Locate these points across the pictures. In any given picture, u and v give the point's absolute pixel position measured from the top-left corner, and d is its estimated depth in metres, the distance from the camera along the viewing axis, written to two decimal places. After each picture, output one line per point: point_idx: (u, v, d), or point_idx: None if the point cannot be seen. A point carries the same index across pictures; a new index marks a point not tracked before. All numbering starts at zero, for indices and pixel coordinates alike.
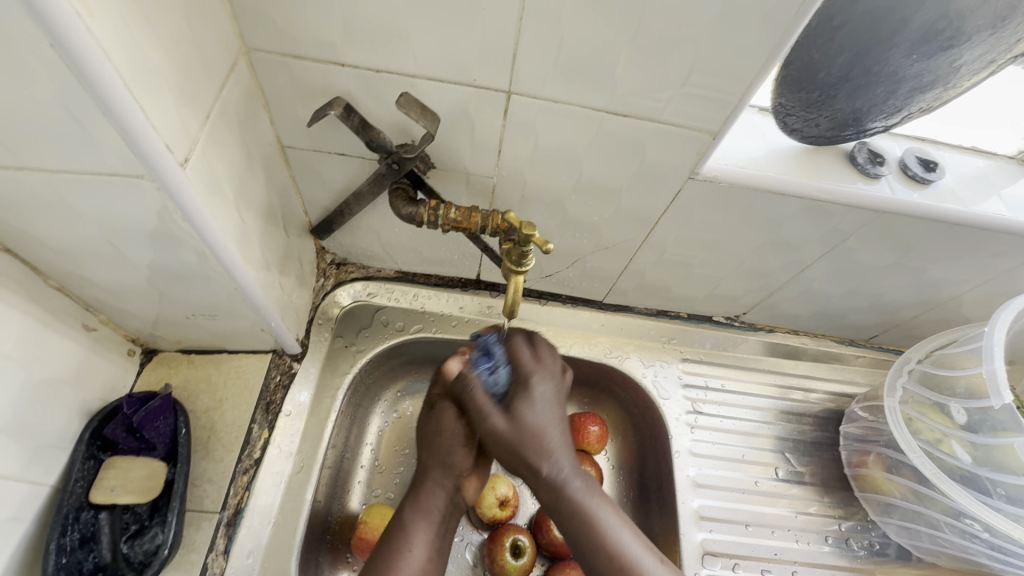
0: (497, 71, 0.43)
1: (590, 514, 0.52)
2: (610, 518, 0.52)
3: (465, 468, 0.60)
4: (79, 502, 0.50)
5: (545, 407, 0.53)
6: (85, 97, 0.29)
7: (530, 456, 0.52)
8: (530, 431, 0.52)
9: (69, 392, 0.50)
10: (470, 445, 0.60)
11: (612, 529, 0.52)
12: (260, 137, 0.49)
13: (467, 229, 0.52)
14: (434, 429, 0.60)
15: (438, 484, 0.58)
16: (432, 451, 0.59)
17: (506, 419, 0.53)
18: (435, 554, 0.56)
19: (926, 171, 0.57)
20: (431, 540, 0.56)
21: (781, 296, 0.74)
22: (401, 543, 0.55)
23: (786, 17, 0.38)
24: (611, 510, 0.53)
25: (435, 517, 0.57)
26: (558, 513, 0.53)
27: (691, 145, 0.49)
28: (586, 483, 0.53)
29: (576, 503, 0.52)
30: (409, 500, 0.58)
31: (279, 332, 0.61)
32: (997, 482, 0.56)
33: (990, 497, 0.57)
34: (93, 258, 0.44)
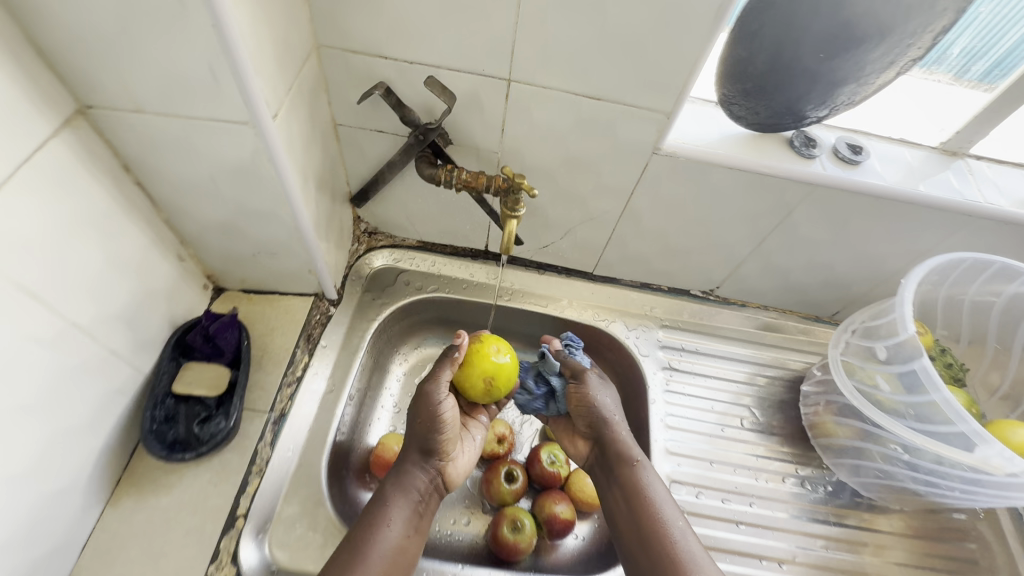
0: (500, 63, 0.58)
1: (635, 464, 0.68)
2: (648, 472, 0.67)
3: (444, 456, 0.70)
4: (165, 388, 0.64)
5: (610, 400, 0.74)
6: (223, 61, 0.44)
7: (591, 417, 0.73)
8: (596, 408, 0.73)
9: (163, 305, 0.65)
10: (451, 427, 0.70)
11: (650, 481, 0.66)
12: (321, 114, 0.65)
13: (475, 188, 0.66)
14: (425, 415, 0.69)
15: (417, 466, 0.68)
16: (415, 435, 0.69)
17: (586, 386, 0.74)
18: (411, 531, 0.63)
19: (853, 154, 0.69)
20: (408, 518, 0.63)
21: (746, 270, 0.85)
22: (380, 519, 0.62)
23: (710, 23, 0.52)
24: (648, 467, 0.69)
25: (414, 495, 0.65)
26: (615, 462, 0.69)
27: (653, 124, 0.62)
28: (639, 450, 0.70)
29: (624, 451, 0.70)
30: (390, 480, 0.67)
31: (322, 275, 0.75)
32: (909, 404, 0.62)
33: (905, 417, 0.63)
34: (197, 194, 0.59)
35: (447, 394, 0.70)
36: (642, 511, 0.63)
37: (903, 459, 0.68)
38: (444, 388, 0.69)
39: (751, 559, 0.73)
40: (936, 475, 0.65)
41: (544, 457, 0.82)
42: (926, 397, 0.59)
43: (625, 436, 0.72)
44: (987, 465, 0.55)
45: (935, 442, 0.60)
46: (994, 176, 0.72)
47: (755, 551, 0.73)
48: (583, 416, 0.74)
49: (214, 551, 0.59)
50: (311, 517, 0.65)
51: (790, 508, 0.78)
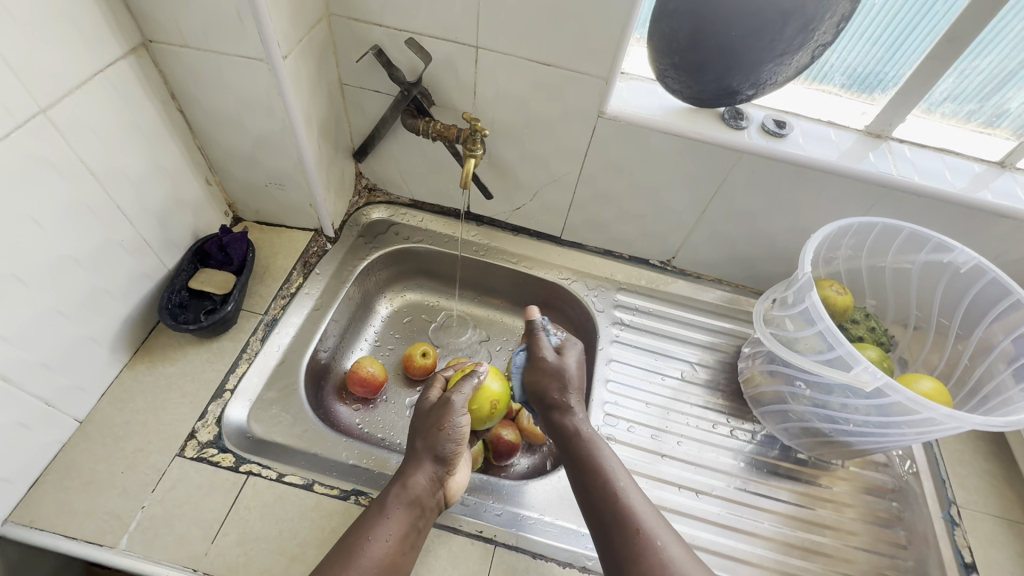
0: (468, 32, 0.72)
1: (594, 441, 0.71)
2: (610, 455, 0.70)
3: (452, 466, 0.69)
4: (182, 282, 0.79)
5: (573, 363, 0.79)
6: (246, 7, 0.59)
7: (558, 393, 0.76)
8: (566, 367, 0.78)
9: (190, 216, 0.80)
10: (462, 442, 0.70)
11: (615, 468, 0.68)
12: (329, 73, 0.80)
13: (447, 138, 0.79)
14: (435, 424, 0.69)
15: (423, 473, 0.67)
16: (428, 441, 0.69)
17: (551, 354, 0.79)
18: (405, 545, 0.62)
19: (778, 129, 0.79)
20: (404, 530, 0.62)
21: (696, 239, 0.94)
22: (373, 530, 0.61)
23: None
24: (612, 452, 0.71)
25: (414, 506, 0.64)
26: (574, 438, 0.72)
27: (596, 90, 0.75)
28: (600, 436, 0.72)
29: (587, 436, 0.72)
30: (394, 488, 0.66)
31: (321, 212, 0.89)
32: (804, 338, 0.70)
33: (801, 352, 0.71)
34: (224, 124, 0.75)
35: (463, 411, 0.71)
36: (607, 501, 0.64)
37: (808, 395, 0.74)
38: (462, 404, 0.71)
39: (673, 488, 0.80)
40: (836, 405, 0.70)
41: None
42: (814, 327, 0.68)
43: (582, 418, 0.74)
44: (857, 382, 0.63)
45: (821, 365, 0.68)
46: (913, 157, 0.80)
47: (679, 481, 0.80)
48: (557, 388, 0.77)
49: (203, 412, 0.72)
50: (284, 402, 0.76)
51: (718, 451, 0.84)
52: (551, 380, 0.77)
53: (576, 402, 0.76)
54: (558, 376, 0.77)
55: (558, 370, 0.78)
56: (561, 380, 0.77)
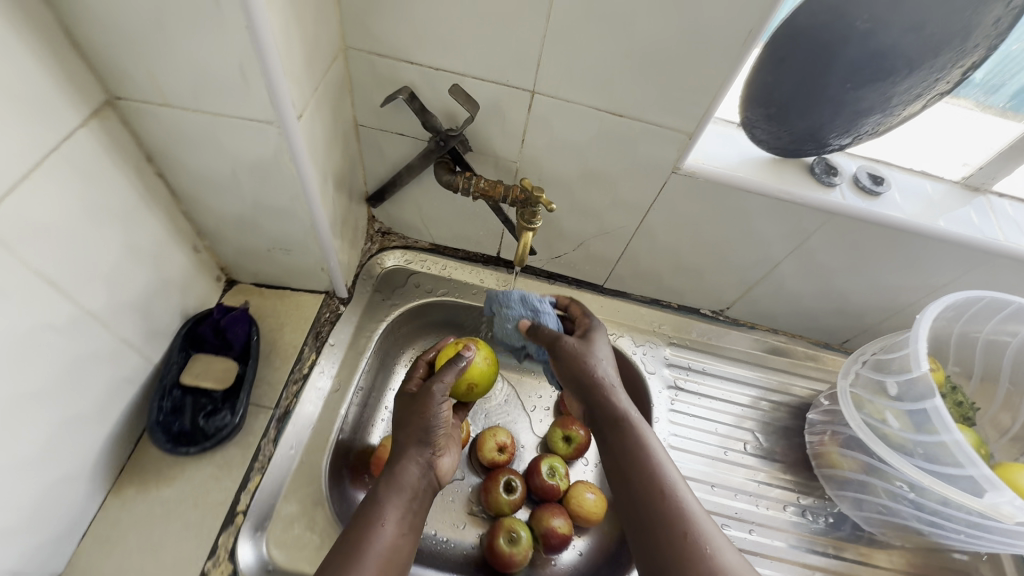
0: (526, 75, 0.58)
1: (637, 430, 0.62)
2: (653, 441, 0.61)
3: (439, 446, 0.65)
4: (172, 380, 0.64)
5: (603, 349, 0.70)
6: (254, 62, 0.45)
7: (586, 380, 0.66)
8: (586, 357, 0.68)
9: (175, 296, 0.66)
10: (446, 427, 0.66)
11: (659, 457, 0.59)
12: (343, 114, 0.65)
13: (492, 197, 0.66)
14: (417, 412, 0.64)
15: (413, 459, 0.62)
16: (407, 428, 0.64)
17: (575, 341, 0.69)
18: (408, 529, 0.58)
19: (874, 184, 0.69)
20: (402, 517, 0.58)
21: (758, 292, 0.85)
22: (375, 516, 0.57)
23: (738, 48, 0.51)
24: (655, 438, 0.62)
25: (409, 492, 0.59)
26: (611, 425, 0.63)
27: (677, 145, 0.62)
28: (643, 420, 0.63)
29: (628, 423, 0.62)
30: (383, 480, 0.61)
31: (335, 274, 0.75)
32: (919, 443, 0.62)
33: (913, 456, 0.63)
34: (216, 189, 0.60)
35: (445, 401, 0.66)
36: (647, 500, 0.56)
37: (909, 496, 0.68)
38: (443, 395, 0.65)
39: None
40: (939, 511, 0.65)
41: (544, 469, 0.82)
42: (939, 438, 0.60)
43: (623, 401, 0.65)
44: (997, 512, 0.57)
45: (940, 484, 0.61)
46: (1015, 215, 0.71)
47: None
48: (577, 379, 0.67)
49: (212, 547, 0.60)
50: (310, 517, 0.64)
51: (790, 538, 0.77)
52: (580, 363, 0.67)
53: (613, 383, 0.66)
54: (581, 364, 0.67)
55: (583, 356, 0.68)
56: (589, 365, 0.67)
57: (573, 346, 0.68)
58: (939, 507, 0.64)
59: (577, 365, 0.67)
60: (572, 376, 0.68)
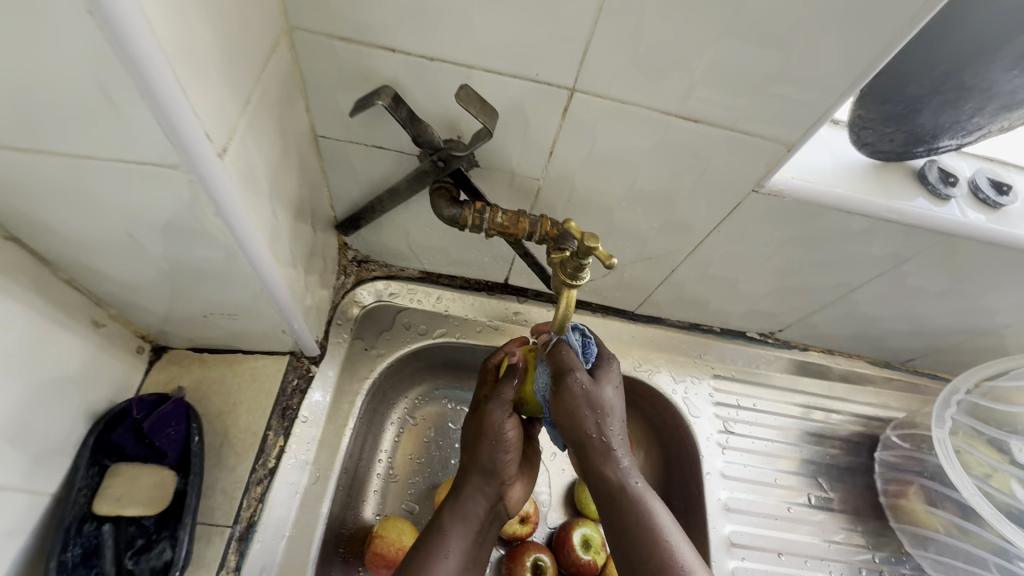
0: (563, 67, 0.40)
1: (644, 506, 0.49)
2: (665, 518, 0.48)
3: (510, 475, 0.56)
4: (81, 513, 0.46)
5: (613, 391, 0.52)
6: (121, 72, 0.26)
7: (588, 443, 0.50)
8: (598, 403, 0.51)
9: (74, 393, 0.47)
10: (514, 452, 0.56)
11: (667, 531, 0.47)
12: (296, 125, 0.45)
13: (513, 235, 0.49)
14: (483, 434, 0.55)
15: (478, 490, 0.54)
16: (473, 453, 0.55)
17: (510, 421, 0.55)
18: (470, 563, 0.52)
19: (998, 195, 0.54)
20: (467, 549, 0.52)
21: (822, 316, 0.70)
22: (437, 547, 0.51)
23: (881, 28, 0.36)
24: (666, 512, 0.49)
25: (473, 524, 0.53)
26: (607, 500, 0.50)
27: (764, 157, 0.46)
28: (650, 491, 0.50)
29: (631, 495, 0.49)
30: (446, 505, 0.54)
31: (300, 334, 0.57)
32: None
33: None
34: (112, 250, 0.41)
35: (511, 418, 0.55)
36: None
37: None
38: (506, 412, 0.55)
39: None
40: None
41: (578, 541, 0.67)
42: None
43: (624, 465, 0.51)
44: None
45: None
46: None
47: None
48: (578, 436, 0.50)
49: None
50: None
51: None
52: (583, 417, 0.50)
53: (614, 437, 0.51)
54: (592, 412, 0.50)
55: (590, 402, 0.51)
56: (593, 416, 0.50)
57: (592, 383, 0.51)
58: None
59: (580, 418, 0.50)
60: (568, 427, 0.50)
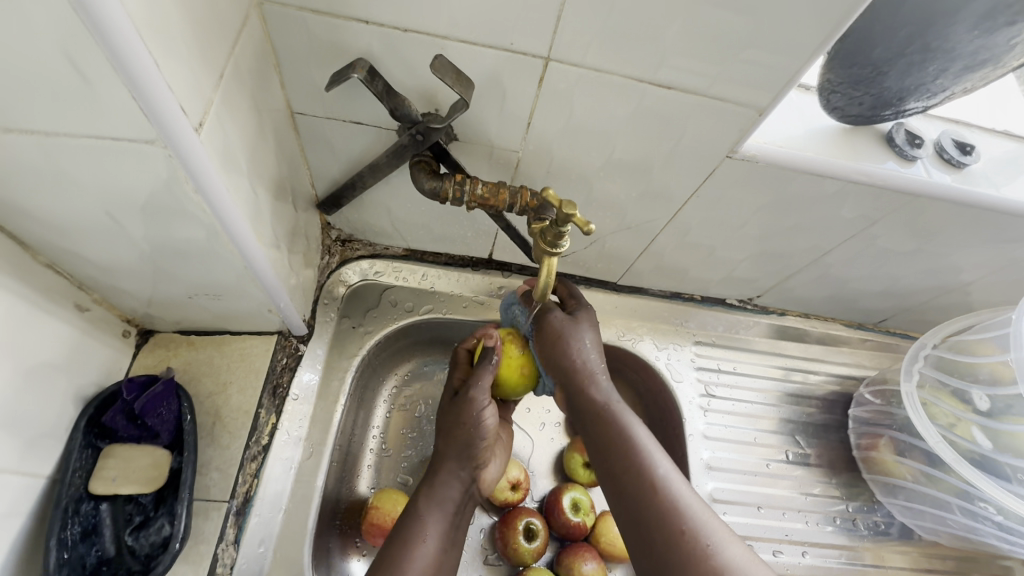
0: (536, 36, 0.41)
1: (623, 422, 0.53)
2: (643, 433, 0.52)
3: (482, 458, 0.59)
4: (78, 494, 0.47)
5: (589, 336, 0.58)
6: (90, 42, 0.26)
7: (569, 365, 0.55)
8: (560, 333, 0.57)
9: (62, 378, 0.47)
10: (489, 438, 0.59)
11: (644, 442, 0.51)
12: (271, 101, 0.45)
13: (494, 207, 0.50)
14: (459, 420, 0.58)
15: (454, 474, 0.57)
16: (449, 437, 0.58)
17: (562, 314, 0.58)
18: (448, 545, 0.54)
19: (962, 154, 0.56)
20: (445, 530, 0.54)
21: (797, 281, 0.72)
22: (415, 533, 0.52)
23: None
24: (645, 429, 0.53)
25: (449, 507, 0.55)
26: (594, 419, 0.54)
27: (737, 122, 0.47)
28: (625, 405, 0.54)
29: (609, 411, 0.54)
30: (422, 489, 0.56)
31: (287, 313, 0.57)
32: (1018, 468, 0.58)
33: (1010, 482, 0.59)
34: (91, 231, 0.41)
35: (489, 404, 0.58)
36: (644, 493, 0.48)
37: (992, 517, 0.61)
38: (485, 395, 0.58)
39: None
40: None
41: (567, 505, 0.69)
42: None
43: (605, 386, 0.56)
44: None
45: None
46: None
47: None
48: (561, 370, 0.56)
49: None
50: None
51: (840, 553, 0.71)
52: (565, 346, 0.56)
53: (596, 365, 0.56)
54: (560, 341, 0.56)
55: (568, 334, 0.57)
56: (570, 343, 0.56)
57: (553, 329, 0.57)
58: None
59: (562, 346, 0.56)
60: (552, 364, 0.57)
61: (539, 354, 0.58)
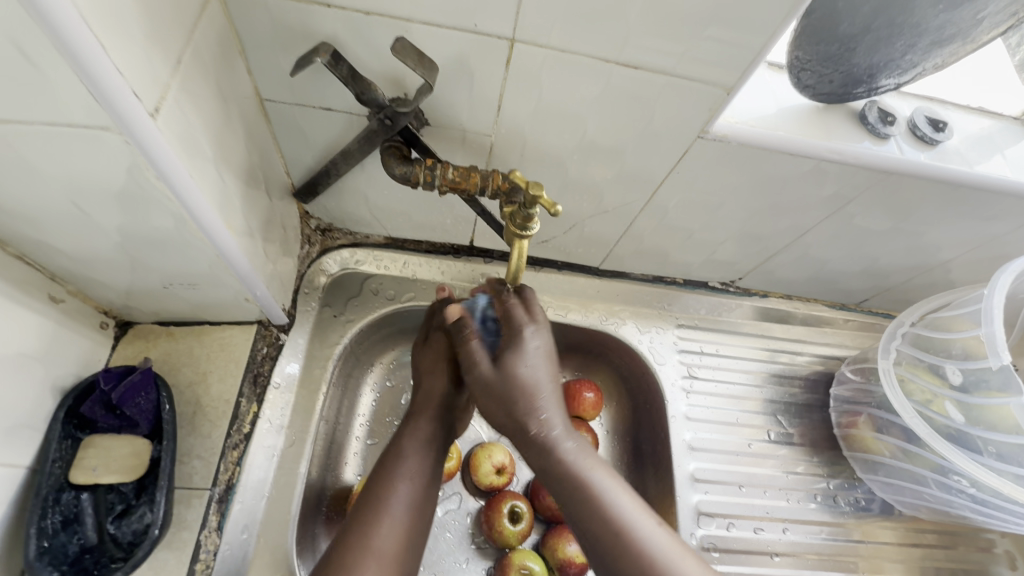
0: (500, 17, 0.41)
1: (585, 477, 0.48)
2: (603, 481, 0.48)
3: (459, 403, 0.61)
4: (58, 483, 0.48)
5: (535, 365, 0.52)
6: (33, 27, 0.26)
7: (517, 409, 0.50)
8: (518, 380, 0.50)
9: (39, 369, 0.47)
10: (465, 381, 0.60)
11: (606, 491, 0.47)
12: (238, 87, 0.45)
13: (465, 190, 0.49)
14: (435, 370, 0.57)
15: (434, 415, 0.58)
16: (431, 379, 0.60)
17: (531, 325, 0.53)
18: (430, 486, 0.54)
19: (934, 131, 0.56)
20: (427, 470, 0.55)
21: (778, 262, 0.73)
22: (399, 466, 0.53)
23: None
24: (604, 472, 0.49)
25: (429, 450, 0.56)
26: (552, 477, 0.49)
27: (706, 102, 0.47)
28: (585, 452, 0.50)
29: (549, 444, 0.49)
30: (403, 432, 0.57)
31: (265, 302, 0.58)
32: (989, 440, 0.60)
33: (981, 454, 0.60)
34: (57, 221, 0.41)
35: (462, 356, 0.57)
36: (617, 550, 0.44)
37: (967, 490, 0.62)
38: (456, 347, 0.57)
39: None
40: (1001, 506, 0.60)
41: None
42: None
43: (557, 433, 0.50)
44: None
45: (1019, 488, 0.57)
46: None
47: None
48: (506, 405, 0.50)
49: None
50: None
51: (821, 529, 0.72)
52: (506, 387, 0.50)
53: (545, 408, 0.50)
54: (515, 368, 0.51)
55: (511, 383, 0.50)
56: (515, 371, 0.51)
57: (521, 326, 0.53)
58: (1005, 503, 0.59)
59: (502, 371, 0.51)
60: (488, 382, 0.52)
61: (482, 412, 0.52)
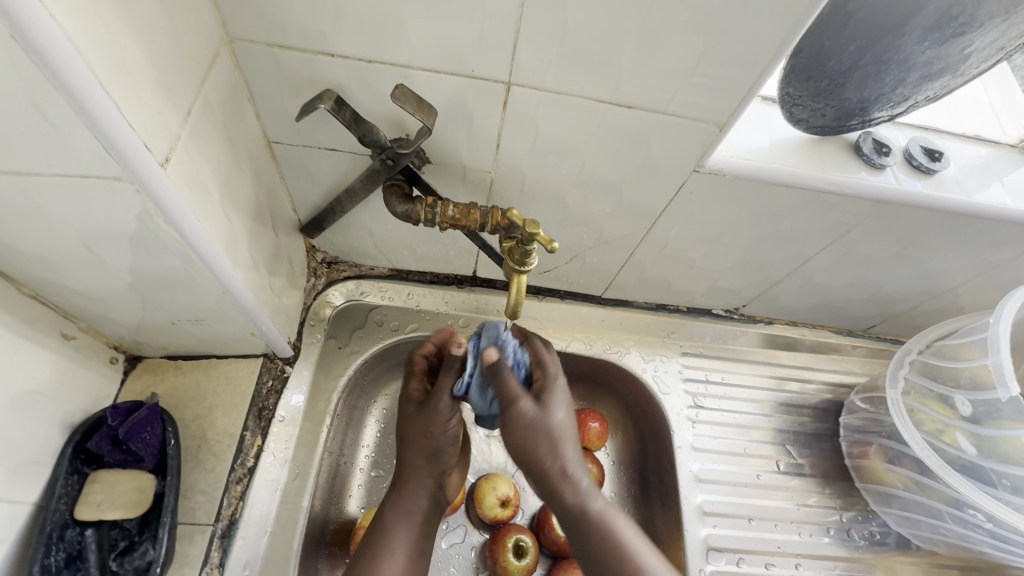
0: (495, 62, 0.42)
1: (609, 527, 0.47)
2: (630, 533, 0.48)
3: (449, 464, 0.56)
4: (63, 520, 0.48)
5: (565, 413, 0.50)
6: (53, 91, 0.28)
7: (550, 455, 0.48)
8: (552, 425, 0.48)
9: (48, 405, 0.48)
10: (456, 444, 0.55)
11: (634, 546, 0.47)
12: (246, 132, 0.47)
13: (466, 227, 0.51)
14: (423, 431, 0.53)
15: (423, 484, 0.55)
16: (416, 449, 0.54)
17: (534, 410, 0.48)
18: (418, 554, 0.54)
19: (931, 161, 0.56)
20: (412, 542, 0.54)
21: (781, 289, 0.72)
22: (383, 547, 0.52)
23: (793, 10, 0.38)
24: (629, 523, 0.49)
25: (417, 518, 0.54)
26: (576, 523, 0.48)
27: (699, 137, 0.48)
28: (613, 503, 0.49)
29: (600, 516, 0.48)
30: (392, 497, 0.55)
31: (270, 336, 0.58)
32: (1002, 473, 0.58)
33: (995, 487, 0.59)
34: (68, 262, 0.42)
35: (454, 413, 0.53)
36: None
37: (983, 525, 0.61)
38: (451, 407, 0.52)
39: None
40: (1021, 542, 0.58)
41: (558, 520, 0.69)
42: None
43: (584, 485, 0.48)
44: None
45: None
46: None
47: None
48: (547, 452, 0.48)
49: None
50: None
51: (835, 565, 0.70)
52: None
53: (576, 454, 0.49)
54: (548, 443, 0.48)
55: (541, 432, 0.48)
56: (549, 444, 0.48)
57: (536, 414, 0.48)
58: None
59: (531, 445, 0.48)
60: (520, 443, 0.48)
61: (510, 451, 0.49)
